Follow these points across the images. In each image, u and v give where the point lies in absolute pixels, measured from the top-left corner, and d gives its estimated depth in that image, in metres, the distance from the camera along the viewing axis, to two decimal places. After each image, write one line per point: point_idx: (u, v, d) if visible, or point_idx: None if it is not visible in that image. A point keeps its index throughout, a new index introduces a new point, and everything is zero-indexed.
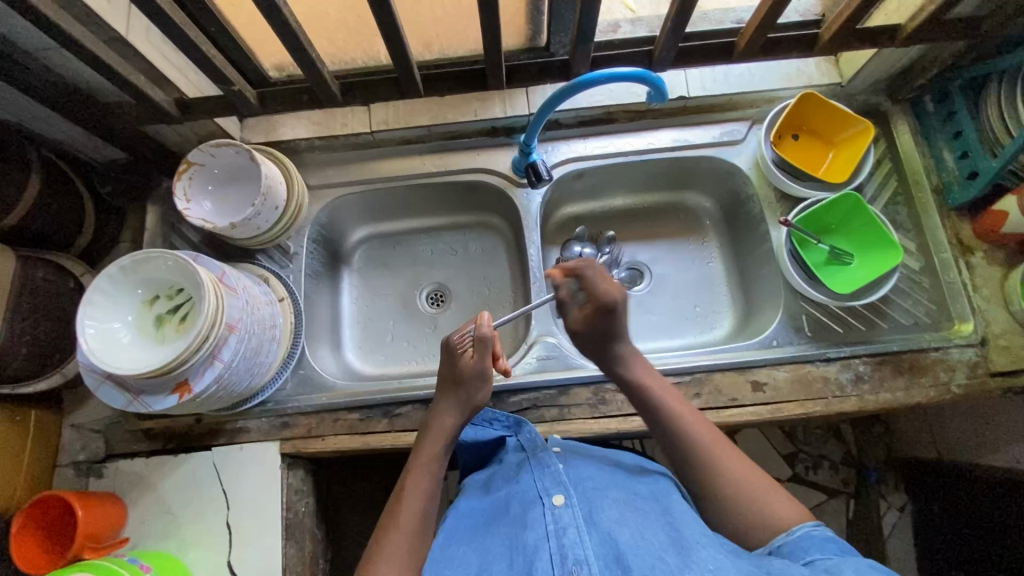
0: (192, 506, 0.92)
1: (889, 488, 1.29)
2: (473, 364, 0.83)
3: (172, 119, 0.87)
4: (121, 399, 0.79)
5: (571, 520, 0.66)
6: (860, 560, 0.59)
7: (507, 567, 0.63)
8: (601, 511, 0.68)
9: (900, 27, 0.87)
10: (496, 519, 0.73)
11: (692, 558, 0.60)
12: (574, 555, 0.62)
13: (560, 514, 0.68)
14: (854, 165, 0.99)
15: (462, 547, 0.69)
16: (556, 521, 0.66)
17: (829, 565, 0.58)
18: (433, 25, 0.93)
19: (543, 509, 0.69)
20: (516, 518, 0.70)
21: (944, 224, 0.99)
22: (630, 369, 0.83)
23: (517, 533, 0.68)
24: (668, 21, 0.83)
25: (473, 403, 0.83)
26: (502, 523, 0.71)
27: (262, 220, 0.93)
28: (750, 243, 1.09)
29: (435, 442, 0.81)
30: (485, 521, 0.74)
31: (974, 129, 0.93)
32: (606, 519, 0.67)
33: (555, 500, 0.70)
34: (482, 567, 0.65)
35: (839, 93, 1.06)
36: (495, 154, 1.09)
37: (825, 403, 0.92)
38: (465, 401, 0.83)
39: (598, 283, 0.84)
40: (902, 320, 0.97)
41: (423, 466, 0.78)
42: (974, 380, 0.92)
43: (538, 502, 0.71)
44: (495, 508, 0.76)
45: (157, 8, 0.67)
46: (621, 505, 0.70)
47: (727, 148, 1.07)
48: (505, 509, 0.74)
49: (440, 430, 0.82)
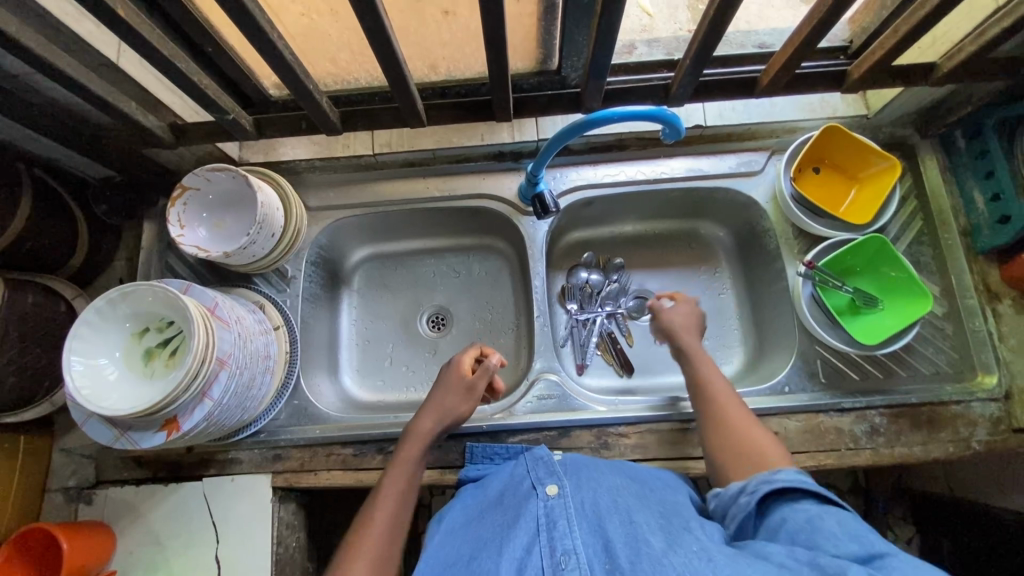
0: (181, 538, 0.91)
1: (897, 519, 1.24)
2: (465, 379, 0.84)
3: (166, 144, 0.84)
4: (108, 435, 0.77)
5: (562, 512, 0.65)
6: (834, 517, 0.58)
7: (498, 556, 0.61)
8: (596, 500, 0.67)
9: (936, 66, 0.81)
10: (489, 511, 0.71)
11: (677, 543, 0.59)
12: (563, 546, 0.60)
13: (554, 504, 0.66)
14: (878, 206, 0.94)
15: (455, 543, 0.67)
16: (547, 513, 0.65)
17: (809, 534, 0.57)
18: (440, 49, 0.87)
19: (537, 499, 0.68)
20: (511, 510, 0.69)
21: (971, 268, 0.95)
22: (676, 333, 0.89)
23: (509, 522, 0.66)
24: (686, 60, 0.79)
25: (451, 410, 0.82)
26: (496, 514, 0.70)
27: (258, 248, 0.90)
28: (763, 277, 1.05)
29: (416, 447, 0.79)
30: (480, 513, 0.72)
31: (1009, 170, 0.87)
32: (600, 507, 0.65)
33: (548, 491, 0.69)
34: (472, 557, 0.63)
35: (865, 125, 1.01)
36: (501, 179, 1.05)
37: (838, 456, 0.88)
38: (445, 411, 0.82)
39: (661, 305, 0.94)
40: (922, 369, 0.92)
41: (399, 468, 0.77)
42: (995, 437, 0.88)
43: (532, 494, 0.69)
44: (492, 500, 0.74)
45: (146, 44, 0.64)
46: (617, 492, 0.69)
47: (743, 179, 1.02)
48: (500, 502, 0.72)
49: (420, 435, 0.80)
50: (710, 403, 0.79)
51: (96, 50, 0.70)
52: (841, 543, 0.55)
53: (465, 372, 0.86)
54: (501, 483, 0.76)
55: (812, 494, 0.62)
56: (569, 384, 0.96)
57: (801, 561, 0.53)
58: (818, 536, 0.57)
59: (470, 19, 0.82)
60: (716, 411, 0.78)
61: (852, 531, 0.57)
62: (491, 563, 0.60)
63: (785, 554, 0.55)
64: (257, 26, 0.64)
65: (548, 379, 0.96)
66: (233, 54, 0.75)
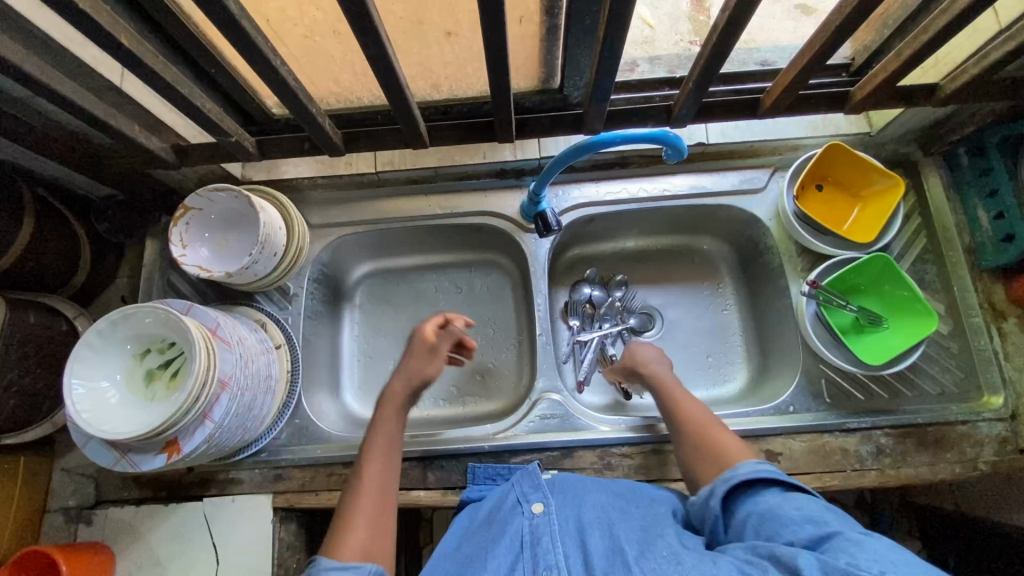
0: (182, 558, 0.90)
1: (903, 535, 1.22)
2: (428, 341, 0.85)
3: (168, 165, 0.85)
4: (109, 458, 0.77)
5: (547, 528, 0.66)
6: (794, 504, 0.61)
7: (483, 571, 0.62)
8: (580, 515, 0.68)
9: (939, 86, 0.81)
10: (479, 528, 0.72)
11: (651, 548, 0.61)
12: (546, 561, 0.62)
13: (538, 521, 0.67)
14: (882, 224, 0.94)
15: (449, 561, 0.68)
16: (532, 529, 0.66)
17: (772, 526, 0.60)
18: (443, 69, 0.87)
19: (523, 516, 0.69)
20: (498, 525, 0.70)
21: (976, 287, 0.94)
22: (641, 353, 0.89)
23: (495, 538, 0.67)
24: (690, 81, 0.79)
25: (423, 376, 0.83)
26: (485, 529, 0.71)
27: (260, 267, 0.90)
28: (766, 294, 1.04)
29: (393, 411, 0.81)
30: (471, 530, 0.73)
31: (1013, 189, 0.87)
32: (585, 522, 0.67)
33: (534, 508, 0.70)
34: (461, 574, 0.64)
35: (868, 142, 1.01)
36: (503, 196, 1.05)
37: (843, 476, 0.88)
38: (414, 374, 0.83)
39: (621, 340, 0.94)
40: (928, 388, 0.92)
41: (383, 440, 0.78)
42: (1002, 457, 0.87)
43: (517, 510, 0.70)
44: (479, 517, 0.75)
45: (152, 73, 0.65)
46: (603, 507, 0.69)
47: (746, 197, 1.02)
48: (489, 518, 0.72)
49: (393, 398, 0.81)
50: (692, 427, 0.78)
51: (99, 74, 0.70)
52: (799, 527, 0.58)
53: (429, 337, 0.86)
54: (491, 500, 0.76)
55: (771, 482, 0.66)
56: (572, 403, 0.95)
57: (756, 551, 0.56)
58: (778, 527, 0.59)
59: (473, 40, 0.82)
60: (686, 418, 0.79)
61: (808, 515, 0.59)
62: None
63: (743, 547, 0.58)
64: (261, 53, 0.64)
65: (551, 399, 0.95)
66: (236, 78, 0.76)
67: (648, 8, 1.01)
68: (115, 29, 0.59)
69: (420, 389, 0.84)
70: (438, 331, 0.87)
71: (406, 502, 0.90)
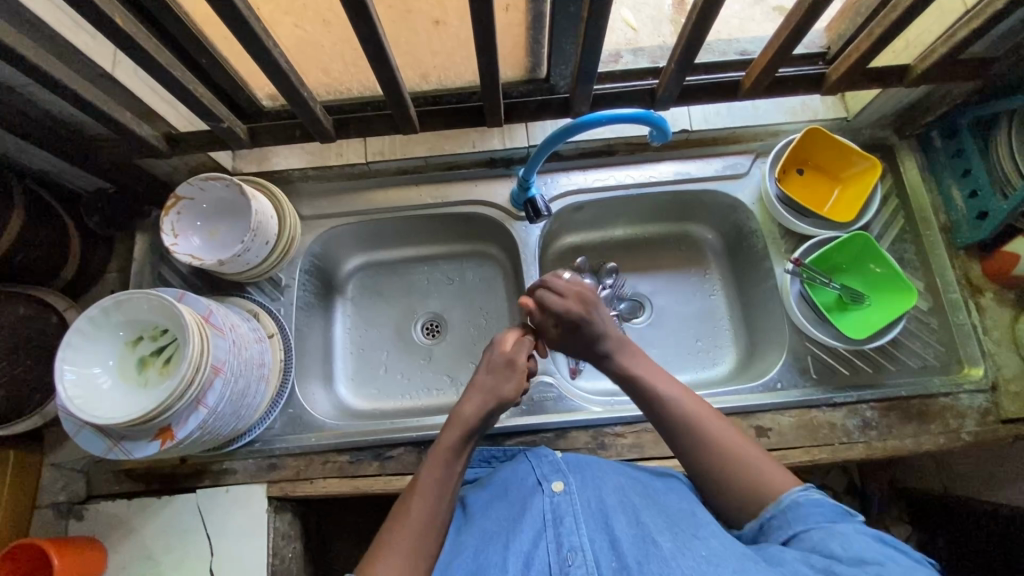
0: (176, 551, 0.89)
1: (892, 518, 1.20)
2: (505, 353, 0.79)
3: (160, 153, 0.86)
4: (101, 446, 0.76)
5: (569, 508, 0.66)
6: (851, 531, 0.60)
7: (505, 552, 0.62)
8: (601, 497, 0.68)
9: (910, 68, 0.85)
10: (494, 503, 0.72)
11: (686, 544, 0.59)
12: (570, 543, 0.62)
13: (559, 499, 0.67)
14: (861, 204, 0.97)
15: (470, 535, 0.68)
16: (553, 509, 0.66)
17: (822, 541, 0.59)
18: (431, 58, 0.89)
19: (542, 495, 0.68)
20: (516, 503, 0.69)
21: (953, 264, 0.97)
22: (615, 362, 0.79)
23: (515, 517, 0.67)
24: (671, 65, 0.82)
25: (497, 395, 0.76)
26: (501, 506, 0.71)
27: (253, 255, 0.90)
28: (752, 277, 1.06)
29: (454, 434, 0.72)
30: (485, 505, 0.73)
31: (984, 168, 0.91)
32: (606, 504, 0.67)
33: (554, 486, 0.69)
34: (480, 552, 0.64)
35: (845, 128, 1.05)
36: (493, 186, 1.07)
37: (832, 450, 0.90)
38: (489, 393, 0.76)
39: (555, 300, 0.82)
40: (911, 363, 0.94)
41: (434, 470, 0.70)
42: (984, 428, 0.90)
43: (537, 489, 0.70)
44: (493, 491, 0.75)
45: (145, 54, 0.66)
46: (621, 490, 0.70)
47: (730, 181, 1.04)
48: (503, 493, 0.73)
49: (459, 422, 0.73)
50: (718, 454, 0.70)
51: (91, 60, 0.72)
52: (858, 544, 0.58)
53: (505, 351, 0.80)
54: (504, 475, 0.76)
55: (822, 514, 0.63)
56: (565, 386, 0.96)
57: (816, 567, 0.56)
58: (831, 544, 0.59)
59: (461, 28, 0.84)
60: (705, 437, 0.71)
61: (866, 537, 0.59)
62: (499, 557, 0.62)
63: (800, 561, 0.57)
64: (254, 36, 0.66)
65: (544, 382, 0.96)
66: (227, 66, 0.77)
67: (630, 7, 1.05)
68: (108, 8, 0.61)
69: (492, 411, 0.75)
70: (515, 344, 0.81)
71: (402, 487, 0.90)
